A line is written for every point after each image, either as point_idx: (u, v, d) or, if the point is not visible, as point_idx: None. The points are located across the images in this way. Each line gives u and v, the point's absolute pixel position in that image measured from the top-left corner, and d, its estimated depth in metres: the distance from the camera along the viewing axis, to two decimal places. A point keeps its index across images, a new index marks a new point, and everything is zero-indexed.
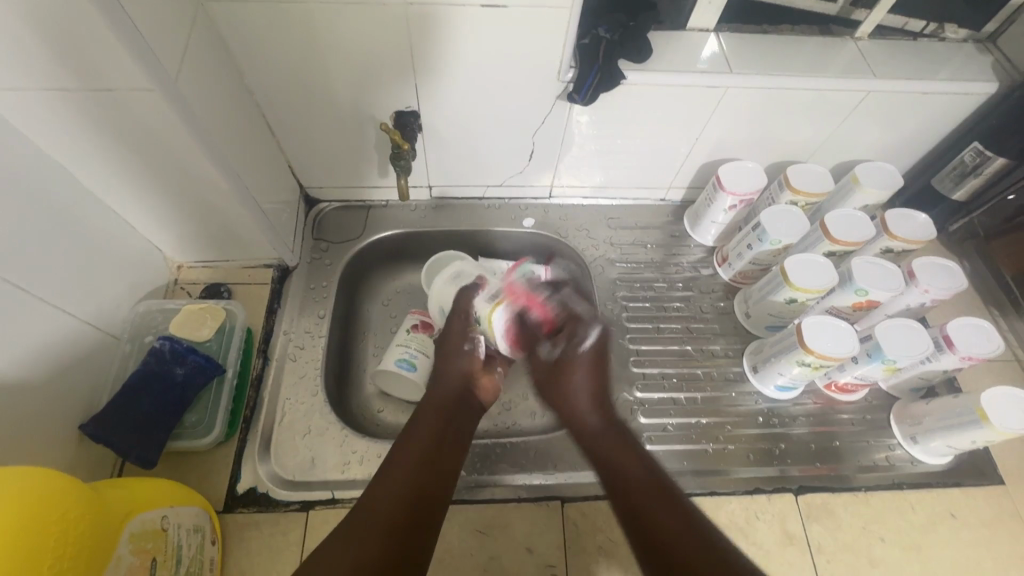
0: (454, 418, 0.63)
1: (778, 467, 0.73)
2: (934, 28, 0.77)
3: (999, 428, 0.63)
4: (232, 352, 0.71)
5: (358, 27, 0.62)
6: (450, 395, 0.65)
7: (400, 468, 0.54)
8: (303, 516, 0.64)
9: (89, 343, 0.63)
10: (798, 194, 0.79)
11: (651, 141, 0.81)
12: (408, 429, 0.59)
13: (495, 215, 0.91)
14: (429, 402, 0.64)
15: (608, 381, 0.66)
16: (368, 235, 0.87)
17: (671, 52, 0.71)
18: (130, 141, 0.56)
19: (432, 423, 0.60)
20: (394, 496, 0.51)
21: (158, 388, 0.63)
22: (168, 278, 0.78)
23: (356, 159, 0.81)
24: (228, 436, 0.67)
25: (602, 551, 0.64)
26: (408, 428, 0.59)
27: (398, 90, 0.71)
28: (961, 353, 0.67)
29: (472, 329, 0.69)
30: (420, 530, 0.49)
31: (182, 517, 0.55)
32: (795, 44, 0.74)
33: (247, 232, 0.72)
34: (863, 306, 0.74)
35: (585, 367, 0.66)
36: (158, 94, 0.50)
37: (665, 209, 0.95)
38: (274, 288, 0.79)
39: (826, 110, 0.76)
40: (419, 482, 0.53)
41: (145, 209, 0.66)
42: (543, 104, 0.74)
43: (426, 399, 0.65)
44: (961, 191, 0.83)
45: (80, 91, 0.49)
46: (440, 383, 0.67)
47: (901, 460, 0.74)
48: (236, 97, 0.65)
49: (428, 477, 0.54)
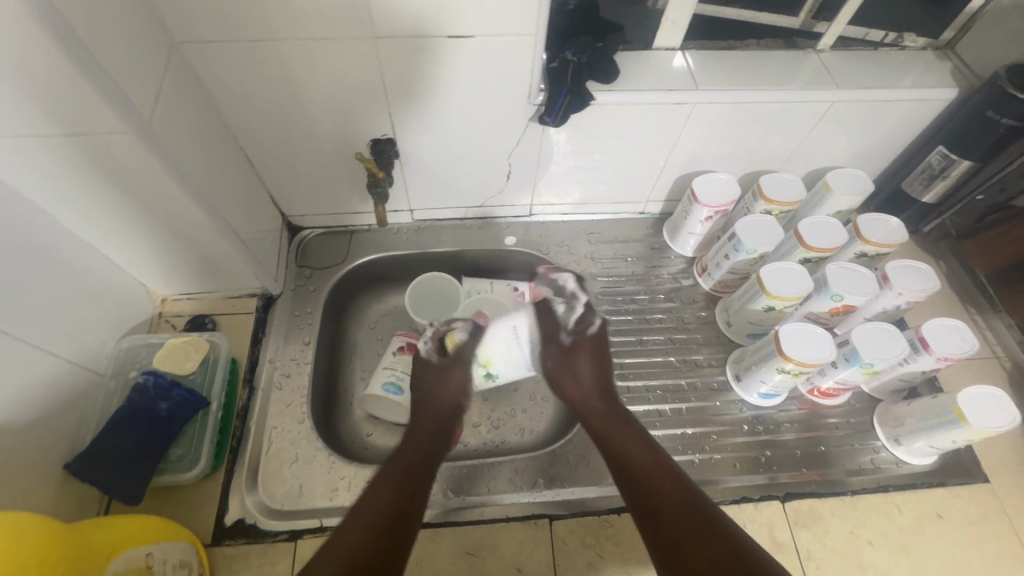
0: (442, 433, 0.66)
1: (765, 475, 0.74)
2: (893, 38, 0.80)
3: (976, 427, 0.64)
4: (215, 384, 0.71)
5: (331, 62, 0.63)
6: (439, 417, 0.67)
7: (384, 496, 0.54)
8: (292, 545, 0.64)
9: (73, 381, 0.64)
10: (772, 203, 0.80)
11: (627, 157, 0.83)
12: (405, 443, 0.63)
13: (477, 234, 0.92)
14: (422, 415, 0.67)
15: (607, 371, 0.71)
16: (351, 260, 0.88)
17: (639, 72, 0.74)
18: (106, 180, 0.56)
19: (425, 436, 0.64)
20: (370, 526, 0.51)
21: (143, 424, 0.63)
22: (152, 312, 0.78)
23: (338, 187, 0.83)
24: (215, 468, 0.68)
25: (592, 567, 0.64)
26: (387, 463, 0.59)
27: (372, 119, 0.72)
28: (937, 353, 0.68)
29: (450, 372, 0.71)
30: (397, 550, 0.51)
31: (168, 553, 0.55)
32: (759, 59, 0.76)
33: (230, 263, 0.73)
34: (840, 310, 0.75)
35: (586, 354, 0.71)
36: (133, 136, 0.52)
37: (644, 222, 0.96)
38: (258, 317, 0.80)
39: (794, 121, 0.78)
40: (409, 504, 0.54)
41: (128, 246, 0.67)
42: (517, 127, 0.75)
43: (413, 427, 0.66)
44: (931, 192, 0.84)
45: (55, 138, 0.50)
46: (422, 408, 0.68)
47: (886, 461, 0.75)
48: (215, 134, 0.67)
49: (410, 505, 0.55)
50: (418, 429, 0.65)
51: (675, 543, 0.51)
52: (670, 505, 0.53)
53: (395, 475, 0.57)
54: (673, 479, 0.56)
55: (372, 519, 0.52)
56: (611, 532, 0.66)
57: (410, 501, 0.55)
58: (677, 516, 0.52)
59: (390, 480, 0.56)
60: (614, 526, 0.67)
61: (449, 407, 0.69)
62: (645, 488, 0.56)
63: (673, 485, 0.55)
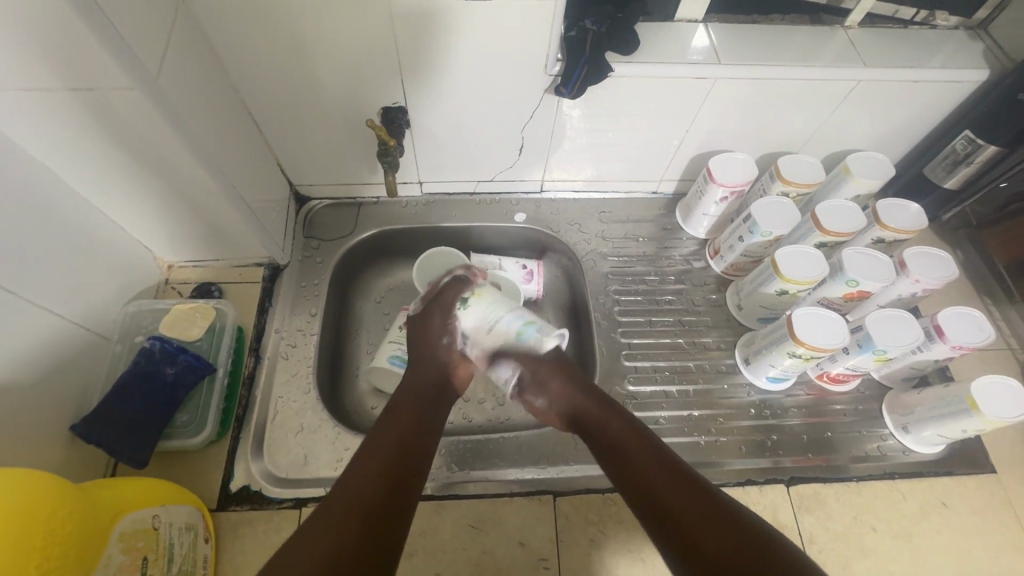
0: (431, 404, 0.60)
1: (770, 458, 0.73)
2: (924, 16, 0.77)
3: (988, 416, 0.63)
4: (222, 351, 0.70)
5: (343, 23, 0.61)
6: (425, 386, 0.62)
7: (384, 453, 0.52)
8: (297, 513, 0.64)
9: (80, 343, 0.63)
10: (790, 185, 0.79)
11: (643, 134, 0.81)
12: (388, 413, 0.58)
13: (487, 210, 0.91)
14: (406, 390, 0.61)
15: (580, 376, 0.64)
16: (359, 232, 0.87)
17: (659, 44, 0.71)
18: (111, 138, 0.55)
19: (409, 412, 0.58)
20: (371, 477, 0.50)
21: (149, 388, 0.63)
22: (158, 278, 0.78)
23: (347, 155, 0.81)
24: (221, 435, 0.68)
25: (595, 543, 0.65)
26: (379, 426, 0.56)
27: (383, 85, 0.70)
28: (951, 342, 0.67)
29: (450, 320, 0.67)
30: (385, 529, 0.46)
31: (174, 516, 0.55)
32: (784, 34, 0.74)
33: (238, 230, 0.72)
34: (854, 297, 0.74)
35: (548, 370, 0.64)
36: (139, 93, 0.50)
37: (657, 202, 0.94)
38: (265, 287, 0.79)
39: (817, 100, 0.75)
40: (395, 484, 0.50)
41: (134, 209, 0.66)
42: (531, 98, 0.73)
43: (398, 392, 0.61)
44: (954, 179, 0.82)
45: (59, 91, 0.49)
46: (413, 368, 0.64)
47: (893, 449, 0.75)
48: (222, 96, 0.65)
49: (404, 472, 0.51)
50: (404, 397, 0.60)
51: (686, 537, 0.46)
52: (678, 496, 0.48)
53: (390, 437, 0.54)
54: (675, 473, 0.50)
55: (352, 498, 0.47)
56: (614, 510, 0.66)
57: (409, 455, 0.53)
58: (688, 505, 0.47)
59: (391, 435, 0.55)
60: (618, 505, 0.67)
61: (435, 366, 0.64)
62: (640, 479, 0.52)
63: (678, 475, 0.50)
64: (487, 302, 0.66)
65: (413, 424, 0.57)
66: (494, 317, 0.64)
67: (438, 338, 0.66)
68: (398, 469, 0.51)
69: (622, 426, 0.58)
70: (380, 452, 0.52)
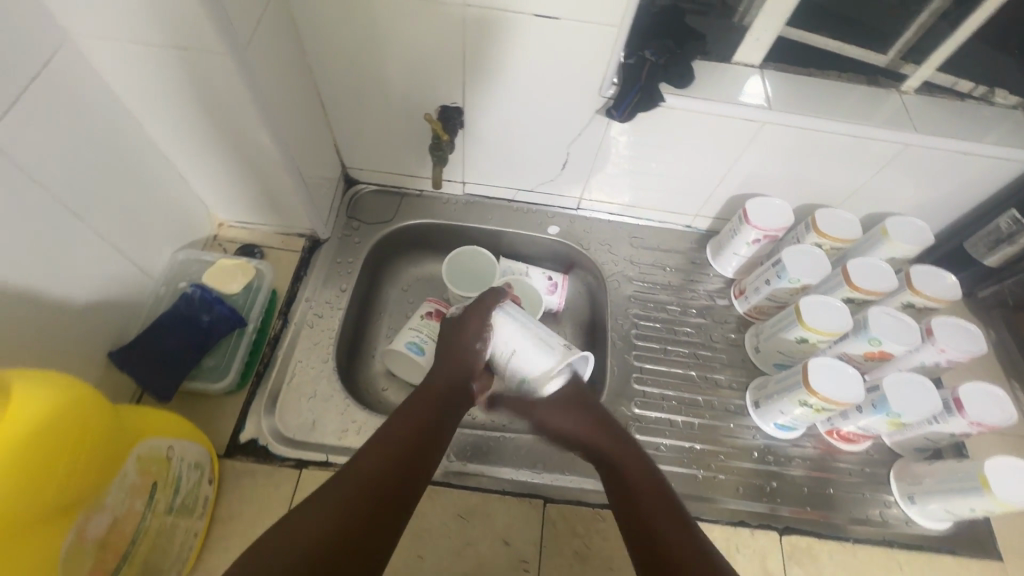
0: (450, 404, 0.61)
1: (766, 504, 0.73)
2: (983, 91, 0.77)
3: (999, 498, 0.61)
4: (255, 307, 0.75)
5: (420, 21, 0.66)
6: (446, 387, 0.62)
7: (393, 448, 0.53)
8: (296, 473, 0.67)
9: (132, 279, 0.68)
10: (824, 238, 0.79)
11: (685, 167, 0.83)
12: (411, 405, 0.59)
13: (522, 218, 0.94)
14: (427, 388, 0.61)
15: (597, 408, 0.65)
16: (398, 220, 0.91)
17: (713, 83, 0.74)
18: (194, 95, 0.60)
19: (428, 409, 0.59)
20: (384, 464, 0.51)
21: (184, 330, 0.68)
22: (208, 233, 0.83)
23: (400, 147, 0.86)
24: (240, 386, 0.71)
25: (578, 556, 0.65)
26: (400, 415, 0.57)
27: (445, 84, 0.74)
28: (970, 418, 0.66)
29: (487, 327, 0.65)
30: (387, 526, 0.47)
31: (187, 451, 0.58)
32: (838, 91, 0.75)
33: (289, 199, 0.77)
34: (875, 356, 0.73)
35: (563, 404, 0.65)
36: (228, 58, 0.55)
37: (689, 236, 0.96)
38: (303, 257, 0.83)
39: (862, 158, 0.76)
40: (402, 479, 0.51)
41: (200, 164, 0.71)
42: (582, 116, 0.76)
43: (424, 384, 0.62)
44: (995, 256, 0.82)
45: (159, 46, 0.54)
46: (440, 366, 0.64)
47: (896, 518, 0.73)
48: (297, 74, 0.70)
49: (413, 471, 0.52)
50: (429, 393, 0.61)
51: None
52: (679, 551, 0.50)
53: (408, 431, 0.55)
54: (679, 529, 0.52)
55: (359, 487, 0.48)
56: (602, 526, 0.67)
57: (422, 454, 0.54)
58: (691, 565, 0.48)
59: (408, 427, 0.56)
60: (607, 522, 0.67)
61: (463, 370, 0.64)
62: (647, 526, 0.53)
63: (684, 537, 0.51)
64: (505, 329, 0.64)
65: (427, 422, 0.57)
66: (511, 349, 0.64)
67: (471, 343, 0.65)
68: (406, 463, 0.52)
69: (638, 473, 0.59)
70: (397, 442, 0.54)
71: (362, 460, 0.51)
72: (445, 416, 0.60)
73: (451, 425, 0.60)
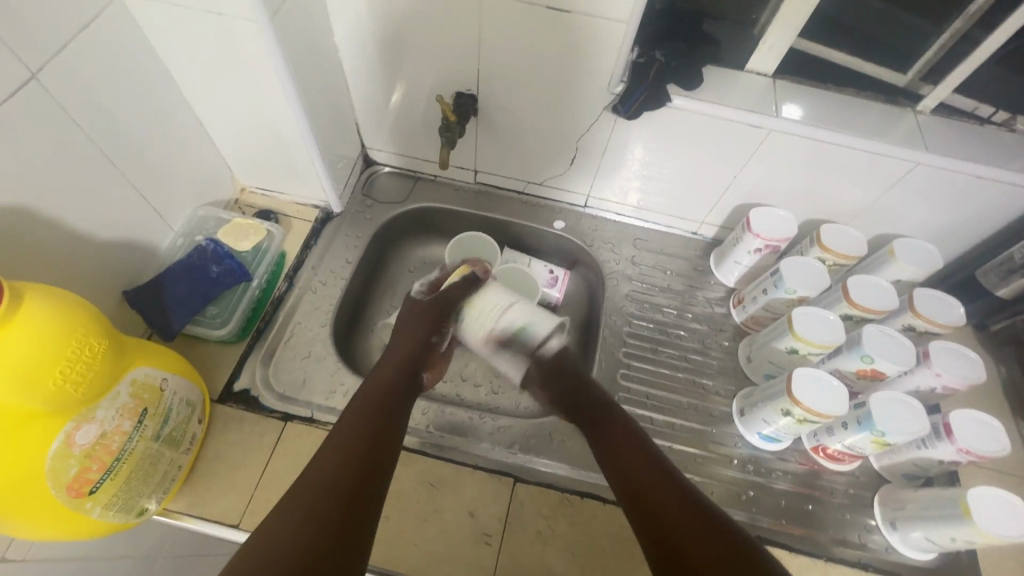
0: (402, 393, 0.63)
1: (741, 512, 0.72)
2: (1005, 117, 0.76)
3: (980, 527, 0.59)
4: (262, 265, 0.79)
5: (440, 8, 0.69)
6: (397, 376, 0.65)
7: (349, 444, 0.53)
8: (281, 425, 0.70)
9: (153, 227, 0.73)
10: (828, 252, 0.79)
11: (692, 171, 0.83)
12: (355, 405, 0.59)
13: (530, 211, 0.96)
14: (378, 377, 0.64)
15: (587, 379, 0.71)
16: (409, 202, 0.94)
17: (723, 87, 0.75)
18: (224, 61, 0.65)
19: (377, 402, 0.60)
20: (344, 461, 0.50)
21: (194, 279, 0.73)
22: (229, 197, 0.88)
23: (416, 131, 0.89)
24: (239, 339, 0.75)
25: (541, 537, 0.65)
26: (346, 416, 0.57)
27: (462, 71, 0.78)
28: (958, 444, 0.64)
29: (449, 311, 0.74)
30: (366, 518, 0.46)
31: (179, 386, 0.61)
32: (851, 105, 0.75)
33: (305, 170, 0.81)
34: (867, 374, 0.72)
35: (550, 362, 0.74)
36: (256, 25, 0.59)
37: (694, 243, 0.96)
38: (314, 227, 0.87)
39: (872, 174, 0.75)
40: (366, 469, 0.51)
41: (227, 128, 0.76)
42: (591, 112, 0.78)
43: (374, 377, 0.64)
44: (1007, 288, 0.80)
45: (195, 10, 0.59)
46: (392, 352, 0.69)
47: (876, 543, 0.71)
48: (324, 51, 0.74)
49: (377, 462, 0.52)
50: (374, 389, 0.61)
51: (667, 532, 0.48)
52: (668, 498, 0.51)
53: (360, 428, 0.55)
54: (667, 479, 0.53)
55: (324, 485, 0.48)
56: (569, 511, 0.67)
57: (380, 445, 0.54)
58: (677, 511, 0.49)
59: (357, 425, 0.55)
60: (575, 507, 0.67)
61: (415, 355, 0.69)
62: (637, 480, 0.54)
63: (671, 485, 0.52)
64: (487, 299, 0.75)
65: (378, 421, 0.57)
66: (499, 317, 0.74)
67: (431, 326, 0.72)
68: (366, 463, 0.51)
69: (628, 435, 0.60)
70: (352, 439, 0.53)
71: (318, 464, 0.50)
72: (396, 407, 0.60)
73: (401, 427, 0.58)
